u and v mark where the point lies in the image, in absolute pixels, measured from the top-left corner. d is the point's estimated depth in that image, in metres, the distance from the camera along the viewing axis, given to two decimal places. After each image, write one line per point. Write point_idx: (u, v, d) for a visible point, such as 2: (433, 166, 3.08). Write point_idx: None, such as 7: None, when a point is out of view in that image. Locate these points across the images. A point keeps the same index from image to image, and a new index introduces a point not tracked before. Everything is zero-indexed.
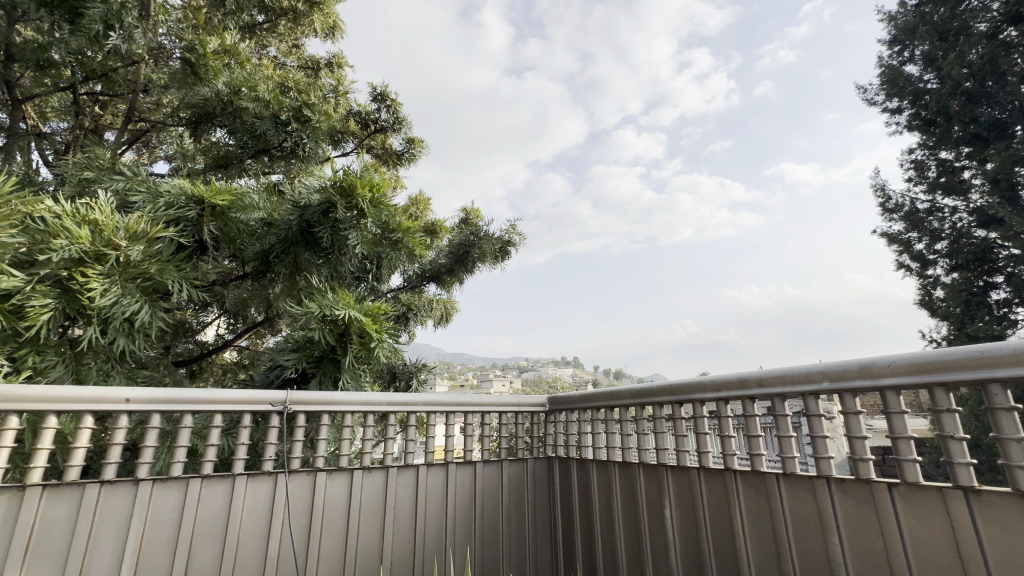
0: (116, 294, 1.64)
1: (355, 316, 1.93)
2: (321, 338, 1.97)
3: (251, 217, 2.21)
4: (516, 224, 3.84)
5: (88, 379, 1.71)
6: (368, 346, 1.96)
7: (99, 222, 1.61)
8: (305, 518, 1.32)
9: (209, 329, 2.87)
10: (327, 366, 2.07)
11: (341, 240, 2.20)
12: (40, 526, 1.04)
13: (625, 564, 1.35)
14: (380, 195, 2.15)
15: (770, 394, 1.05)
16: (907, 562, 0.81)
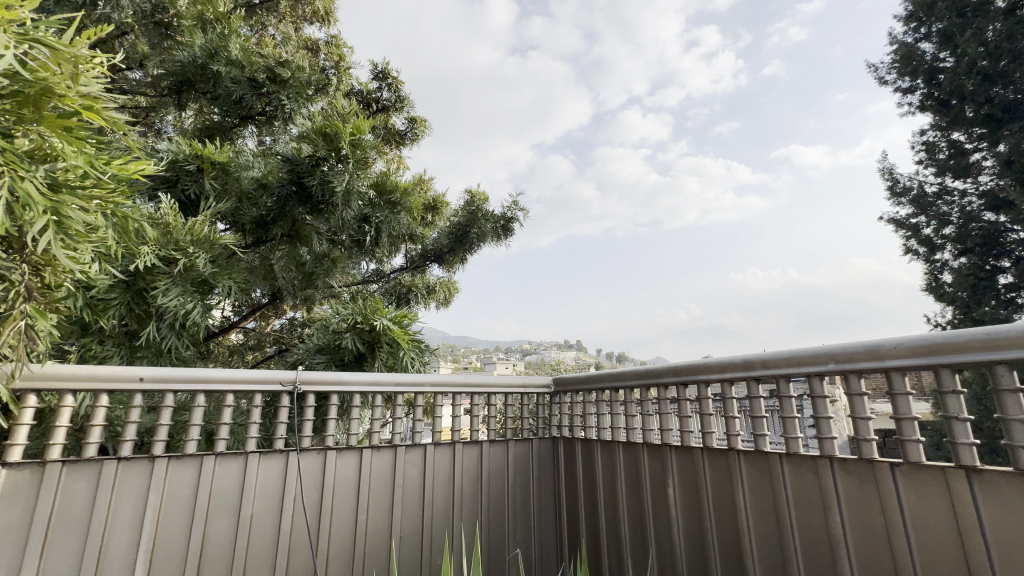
0: (178, 298, 1.75)
1: (388, 325, 2.13)
2: (352, 346, 2.12)
3: (245, 175, 2.39)
4: (519, 199, 3.80)
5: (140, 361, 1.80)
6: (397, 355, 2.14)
7: (168, 224, 1.79)
8: (316, 495, 1.36)
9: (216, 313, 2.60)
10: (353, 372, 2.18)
11: (330, 191, 2.28)
12: (61, 503, 1.07)
13: (629, 542, 1.38)
14: (359, 135, 2.32)
15: (775, 375, 1.06)
16: (907, 539, 0.83)
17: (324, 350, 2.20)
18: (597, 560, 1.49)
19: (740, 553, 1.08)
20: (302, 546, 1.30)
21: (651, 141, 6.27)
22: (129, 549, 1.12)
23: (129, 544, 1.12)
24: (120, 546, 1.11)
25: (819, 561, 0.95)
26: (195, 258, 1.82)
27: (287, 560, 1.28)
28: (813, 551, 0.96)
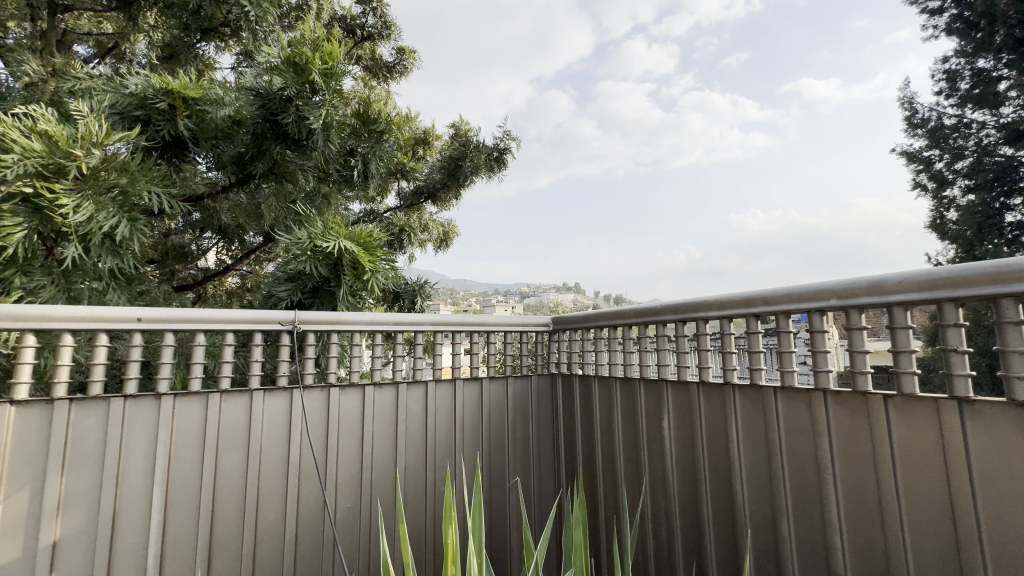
0: (91, 212, 1.67)
1: (349, 247, 2.09)
2: (313, 271, 2.11)
3: (219, 114, 2.21)
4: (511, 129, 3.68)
5: (81, 297, 1.77)
6: (362, 277, 2.11)
7: (49, 133, 1.58)
8: (322, 429, 1.40)
9: (211, 256, 2.98)
10: (324, 296, 2.22)
11: (306, 129, 2.16)
12: (73, 437, 1.10)
13: (623, 469, 1.44)
14: (333, 65, 2.17)
15: (775, 311, 1.06)
16: (893, 466, 0.86)
17: (293, 281, 2.23)
18: (592, 485, 1.57)
19: (730, 479, 1.13)
20: (310, 476, 1.36)
21: (655, 74, 5.96)
22: (145, 480, 1.16)
23: (144, 476, 1.16)
24: (136, 477, 1.16)
25: (805, 485, 0.99)
26: (92, 163, 1.67)
27: (298, 488, 1.34)
28: (800, 477, 1.00)
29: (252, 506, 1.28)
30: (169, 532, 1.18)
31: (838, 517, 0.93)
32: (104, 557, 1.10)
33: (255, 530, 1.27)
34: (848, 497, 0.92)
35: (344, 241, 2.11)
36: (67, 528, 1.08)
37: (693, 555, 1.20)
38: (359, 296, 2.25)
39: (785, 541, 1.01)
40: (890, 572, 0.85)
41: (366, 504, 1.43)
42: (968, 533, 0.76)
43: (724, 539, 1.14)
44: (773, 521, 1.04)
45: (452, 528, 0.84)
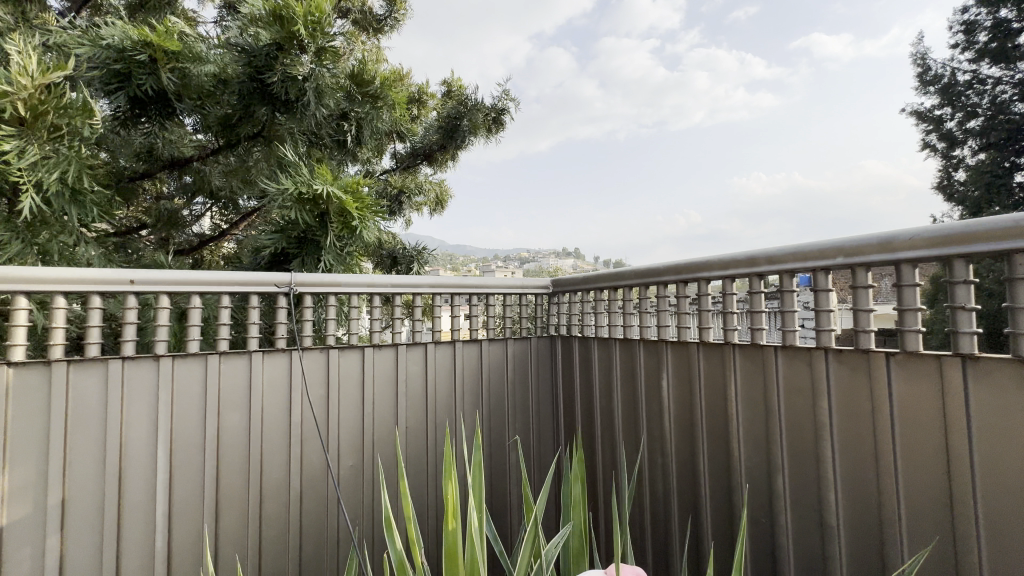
0: (38, 158, 1.60)
1: (335, 194, 2.02)
2: (299, 219, 2.07)
3: (203, 71, 2.14)
4: (509, 88, 3.58)
5: (53, 251, 1.77)
6: (349, 226, 2.07)
7: None
8: (322, 390, 1.40)
9: (206, 220, 2.99)
10: (310, 247, 2.17)
11: (295, 89, 2.10)
12: (73, 397, 1.10)
13: (622, 427, 1.46)
14: (319, 19, 2.04)
15: (779, 270, 1.04)
16: (891, 422, 0.86)
17: (279, 230, 2.16)
18: (590, 442, 1.60)
19: (728, 436, 1.15)
20: (312, 436, 1.37)
21: (659, 30, 5.71)
22: (149, 439, 1.18)
23: (147, 435, 1.17)
24: (140, 437, 1.17)
25: (802, 442, 1.00)
26: (32, 103, 1.55)
27: (301, 447, 1.36)
28: (797, 434, 1.01)
29: (256, 464, 1.30)
30: (176, 489, 1.20)
31: (834, 472, 0.94)
32: (113, 513, 1.13)
33: (260, 487, 1.30)
34: (845, 453, 0.93)
35: (330, 187, 2.04)
36: (75, 485, 1.09)
37: (689, 509, 1.23)
38: (347, 250, 2.21)
39: (779, 495, 1.03)
40: (883, 523, 0.86)
41: (368, 462, 1.46)
42: (963, 487, 0.77)
43: (720, 495, 1.16)
44: (768, 476, 1.06)
45: (452, 483, 0.85)
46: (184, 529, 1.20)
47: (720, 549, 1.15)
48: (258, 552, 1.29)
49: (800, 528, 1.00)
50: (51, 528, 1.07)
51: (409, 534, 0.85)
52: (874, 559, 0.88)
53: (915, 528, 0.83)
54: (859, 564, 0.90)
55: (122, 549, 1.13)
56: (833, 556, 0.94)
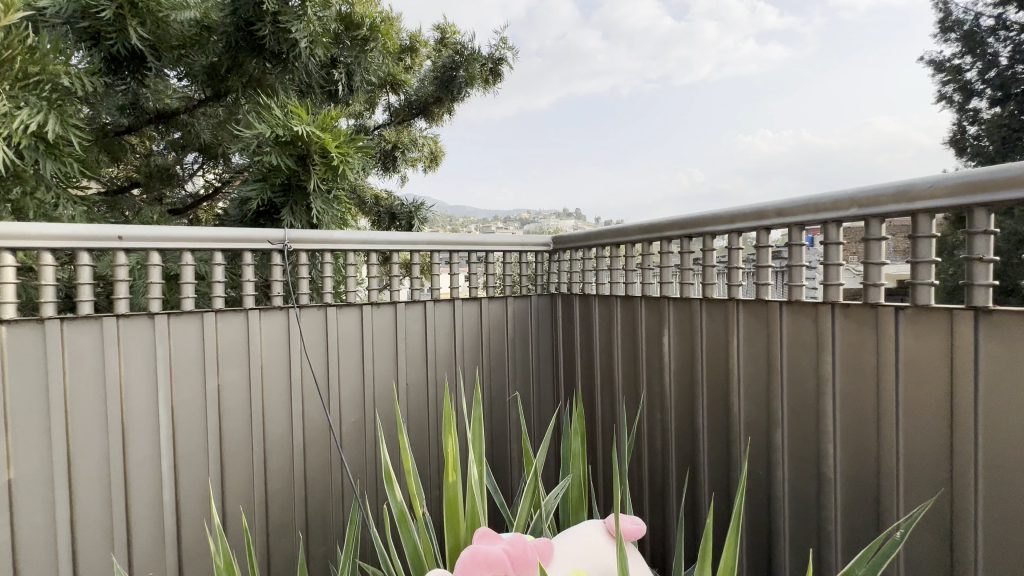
0: (8, 107, 1.51)
1: (313, 133, 1.93)
2: (281, 164, 1.98)
3: (183, 18, 2.03)
4: (507, 36, 3.41)
5: (27, 208, 1.73)
6: (333, 166, 2.01)
7: None
8: (321, 348, 1.40)
9: (199, 181, 2.86)
10: (295, 194, 2.10)
11: (286, 41, 2.00)
12: (69, 355, 1.09)
13: (621, 383, 1.47)
14: None
15: (788, 223, 1.00)
16: (896, 376, 0.85)
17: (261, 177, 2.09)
18: (590, 399, 1.61)
19: (728, 391, 1.14)
20: (312, 393, 1.38)
21: None
22: (150, 396, 1.18)
23: (148, 392, 1.17)
24: (140, 395, 1.17)
25: (803, 396, 1.00)
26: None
27: (302, 404, 1.37)
28: (798, 389, 1.00)
29: (258, 421, 1.31)
30: (180, 445, 1.21)
31: (834, 426, 0.94)
32: (119, 467, 1.14)
33: (263, 443, 1.32)
34: (845, 408, 0.92)
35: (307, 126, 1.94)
36: (79, 441, 1.10)
37: (686, 463, 1.25)
38: (333, 196, 2.14)
39: (778, 449, 1.04)
40: (880, 475, 0.87)
41: (369, 418, 1.47)
42: (964, 440, 0.77)
43: (718, 448, 1.17)
44: (767, 430, 1.06)
45: (451, 437, 0.85)
46: (190, 483, 1.23)
47: (716, 499, 1.17)
48: (264, 504, 1.32)
49: (796, 480, 1.01)
50: (60, 482, 1.08)
51: (410, 484, 0.88)
52: (870, 509, 0.89)
53: (913, 479, 0.83)
54: (854, 514, 0.91)
55: (131, 501, 1.16)
56: (828, 507, 0.95)
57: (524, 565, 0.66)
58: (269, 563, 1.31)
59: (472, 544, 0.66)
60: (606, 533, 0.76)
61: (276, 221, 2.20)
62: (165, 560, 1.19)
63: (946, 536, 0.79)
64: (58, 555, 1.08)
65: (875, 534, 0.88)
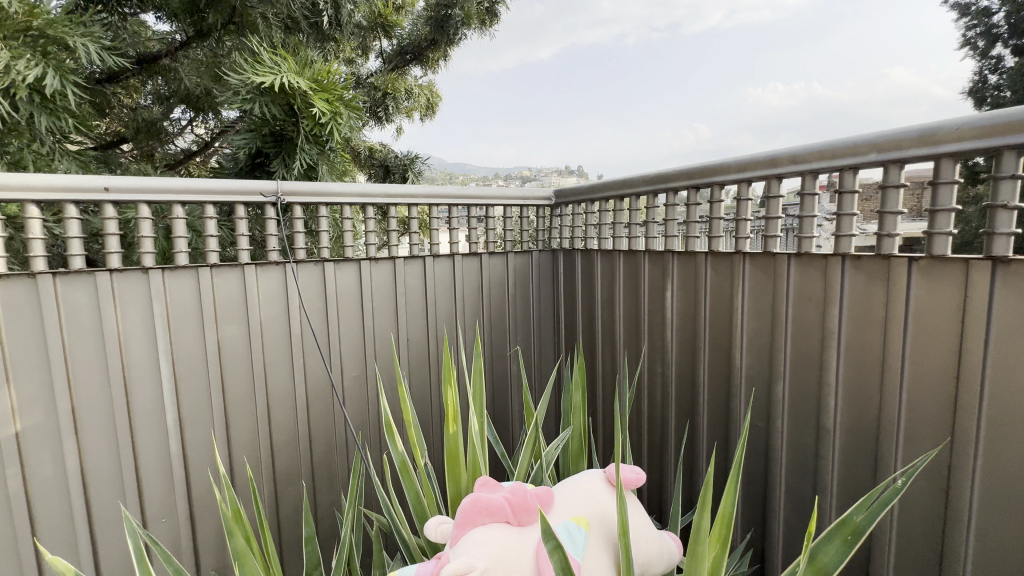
0: (4, 58, 1.43)
1: (299, 84, 1.85)
2: (267, 112, 1.90)
3: None
4: None
5: (23, 162, 1.62)
6: (322, 120, 1.93)
7: None
8: (320, 304, 1.38)
9: (187, 137, 2.82)
10: (284, 146, 2.01)
11: None
12: (66, 312, 1.08)
13: (623, 339, 1.46)
14: None
15: (802, 171, 0.95)
16: (904, 329, 0.83)
17: (251, 127, 2.00)
18: (590, 354, 1.61)
19: (730, 345, 1.14)
20: (312, 348, 1.38)
21: None
22: (150, 351, 1.17)
23: (148, 347, 1.17)
24: (140, 350, 1.16)
25: (806, 350, 0.99)
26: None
27: (303, 359, 1.37)
28: (802, 342, 0.99)
29: (260, 376, 1.31)
30: (184, 398, 1.22)
31: (836, 379, 0.94)
32: (124, 420, 1.15)
33: (267, 396, 1.33)
34: (850, 360, 0.91)
35: (293, 76, 1.85)
36: (82, 395, 1.11)
37: (685, 416, 1.26)
38: (329, 146, 2.07)
39: (778, 401, 1.04)
40: (880, 426, 0.87)
41: (371, 374, 1.48)
42: (969, 392, 0.76)
43: (718, 400, 1.17)
44: (768, 383, 1.06)
45: (452, 389, 0.85)
46: (196, 435, 1.25)
47: (713, 451, 1.19)
48: (270, 456, 1.34)
49: (795, 431, 1.02)
50: (67, 435, 1.09)
51: (410, 434, 0.90)
52: (867, 459, 0.90)
53: (912, 430, 0.83)
54: (851, 464, 0.92)
55: (139, 452, 1.18)
56: (825, 457, 0.96)
57: (526, 513, 0.66)
58: (278, 510, 1.35)
59: (474, 492, 0.67)
60: (606, 482, 0.77)
61: (268, 173, 2.09)
62: (176, 508, 1.23)
63: (942, 484, 0.80)
64: (72, 503, 1.11)
65: (872, 483, 0.89)
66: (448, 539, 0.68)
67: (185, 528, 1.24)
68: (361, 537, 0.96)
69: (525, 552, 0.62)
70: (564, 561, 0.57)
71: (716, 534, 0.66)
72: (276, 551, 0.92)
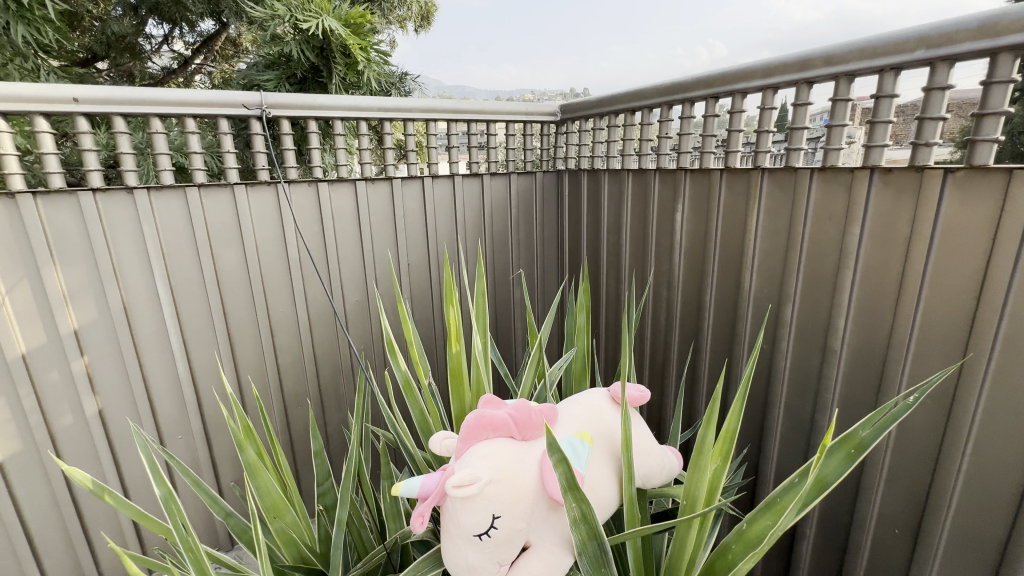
0: None
1: (337, 29, 2.43)
2: (305, 57, 2.49)
3: None
4: None
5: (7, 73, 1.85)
6: (354, 67, 2.55)
7: None
8: (317, 227, 1.34)
9: (164, 57, 2.92)
10: (312, 85, 2.65)
11: None
12: (52, 233, 1.03)
13: (628, 261, 1.43)
14: None
15: (835, 74, 0.86)
16: (928, 247, 0.79)
17: (278, 70, 2.60)
18: (595, 277, 1.59)
19: (740, 267, 1.10)
20: (311, 272, 1.35)
21: None
22: (145, 274, 1.15)
23: (142, 270, 1.14)
24: (135, 273, 1.14)
25: (821, 271, 0.95)
26: None
27: (303, 283, 1.35)
28: (817, 261, 0.95)
29: (261, 300, 1.30)
30: (186, 320, 1.22)
31: (849, 299, 0.91)
32: (129, 343, 1.16)
33: (269, 320, 1.32)
34: (865, 281, 0.88)
35: (333, 22, 2.42)
36: (82, 317, 1.10)
37: (689, 338, 1.26)
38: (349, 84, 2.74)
39: (786, 324, 1.02)
40: (890, 345, 0.86)
41: (372, 298, 1.47)
42: (989, 312, 0.73)
43: (723, 322, 1.16)
44: (777, 304, 1.04)
45: (453, 308, 0.83)
46: (202, 357, 1.26)
47: (714, 374, 1.20)
48: (278, 378, 1.37)
49: (800, 352, 1.01)
50: (73, 355, 1.10)
51: (411, 352, 0.89)
52: (872, 379, 0.90)
53: (924, 349, 0.82)
54: (855, 384, 0.93)
55: (148, 373, 1.20)
56: (828, 377, 0.96)
57: (529, 427, 0.66)
58: (290, 426, 1.41)
59: (478, 409, 0.67)
60: (610, 400, 0.77)
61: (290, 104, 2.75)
62: (191, 426, 1.27)
63: (944, 405, 0.81)
64: (88, 419, 1.15)
65: (873, 402, 0.90)
66: (452, 453, 0.69)
67: (201, 445, 1.30)
68: (368, 452, 0.99)
69: (530, 465, 0.64)
70: (567, 473, 0.58)
71: (719, 448, 0.67)
72: (288, 466, 0.95)
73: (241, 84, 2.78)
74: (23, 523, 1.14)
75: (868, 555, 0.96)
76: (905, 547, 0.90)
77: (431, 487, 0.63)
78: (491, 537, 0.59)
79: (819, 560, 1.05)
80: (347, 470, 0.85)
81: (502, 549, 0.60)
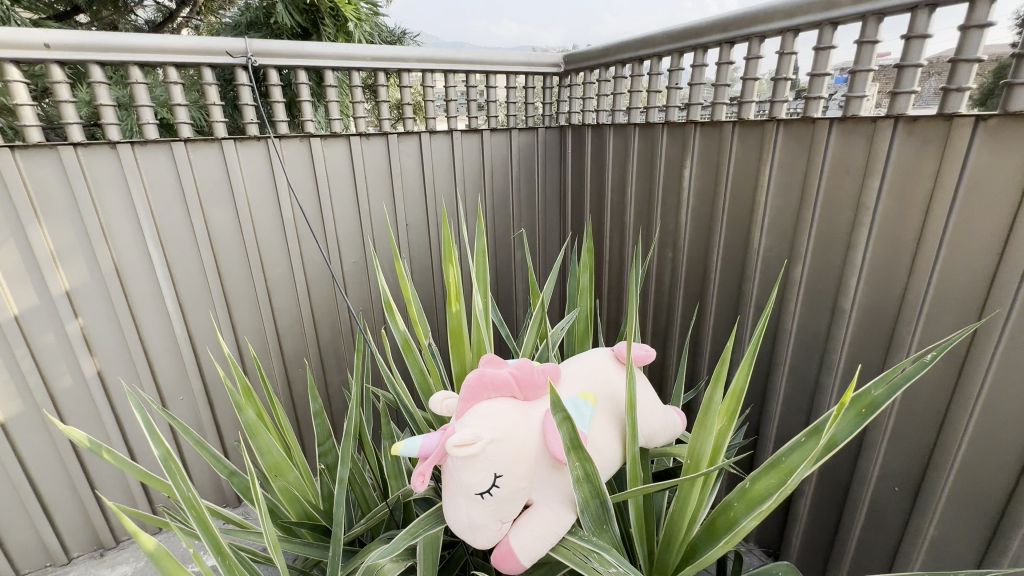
0: None
1: None
2: (294, 20, 2.44)
3: None
4: None
5: None
6: (346, 30, 2.52)
7: None
8: (310, 185, 1.29)
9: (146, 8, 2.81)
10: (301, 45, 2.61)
11: None
12: (35, 190, 0.99)
13: (633, 222, 1.39)
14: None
15: (864, 13, 0.79)
16: (951, 202, 0.75)
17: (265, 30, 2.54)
18: (599, 237, 1.55)
19: (750, 225, 1.06)
20: (307, 233, 1.31)
21: None
22: (135, 234, 1.11)
23: (132, 230, 1.11)
24: (124, 232, 1.10)
25: (835, 228, 0.91)
26: None
27: (298, 244, 1.32)
28: (831, 218, 0.91)
29: (256, 261, 1.27)
30: (180, 282, 1.19)
31: (863, 258, 0.88)
32: (123, 304, 1.14)
33: (265, 282, 1.30)
34: (882, 238, 0.85)
35: None
36: (73, 278, 1.07)
37: (694, 299, 1.24)
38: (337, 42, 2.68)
39: (795, 284, 0.99)
40: (903, 305, 0.84)
41: (370, 260, 1.44)
42: (1010, 270, 0.70)
43: (729, 283, 1.13)
44: (787, 264, 1.01)
45: (452, 267, 0.80)
46: (199, 320, 1.24)
47: (718, 336, 1.19)
48: (277, 340, 1.36)
49: (808, 313, 0.99)
50: (67, 316, 1.08)
51: (410, 312, 0.87)
52: (881, 339, 0.88)
53: (938, 309, 0.79)
54: (863, 344, 0.91)
55: (145, 335, 1.19)
56: (836, 338, 0.95)
57: (532, 387, 0.65)
58: (291, 388, 1.41)
59: (479, 368, 0.65)
60: (615, 360, 0.75)
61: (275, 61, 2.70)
62: (191, 388, 1.27)
63: (955, 366, 0.80)
64: (88, 380, 1.15)
65: (882, 363, 0.88)
66: (453, 412, 0.68)
67: (203, 406, 1.30)
68: (369, 413, 0.98)
69: (532, 425, 0.62)
70: (571, 432, 0.57)
71: (726, 407, 0.65)
72: (289, 426, 0.94)
73: (230, 33, 2.68)
74: (32, 482, 1.16)
75: (866, 512, 0.97)
76: (903, 505, 0.91)
77: (431, 447, 0.62)
78: (492, 496, 0.59)
79: (815, 517, 1.07)
80: (348, 430, 0.82)
81: (504, 507, 0.60)
